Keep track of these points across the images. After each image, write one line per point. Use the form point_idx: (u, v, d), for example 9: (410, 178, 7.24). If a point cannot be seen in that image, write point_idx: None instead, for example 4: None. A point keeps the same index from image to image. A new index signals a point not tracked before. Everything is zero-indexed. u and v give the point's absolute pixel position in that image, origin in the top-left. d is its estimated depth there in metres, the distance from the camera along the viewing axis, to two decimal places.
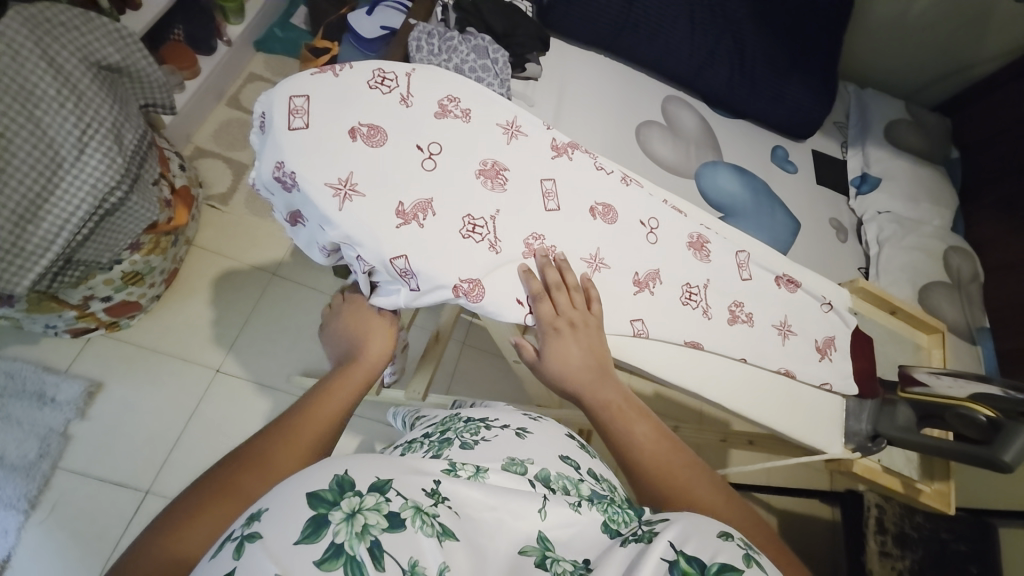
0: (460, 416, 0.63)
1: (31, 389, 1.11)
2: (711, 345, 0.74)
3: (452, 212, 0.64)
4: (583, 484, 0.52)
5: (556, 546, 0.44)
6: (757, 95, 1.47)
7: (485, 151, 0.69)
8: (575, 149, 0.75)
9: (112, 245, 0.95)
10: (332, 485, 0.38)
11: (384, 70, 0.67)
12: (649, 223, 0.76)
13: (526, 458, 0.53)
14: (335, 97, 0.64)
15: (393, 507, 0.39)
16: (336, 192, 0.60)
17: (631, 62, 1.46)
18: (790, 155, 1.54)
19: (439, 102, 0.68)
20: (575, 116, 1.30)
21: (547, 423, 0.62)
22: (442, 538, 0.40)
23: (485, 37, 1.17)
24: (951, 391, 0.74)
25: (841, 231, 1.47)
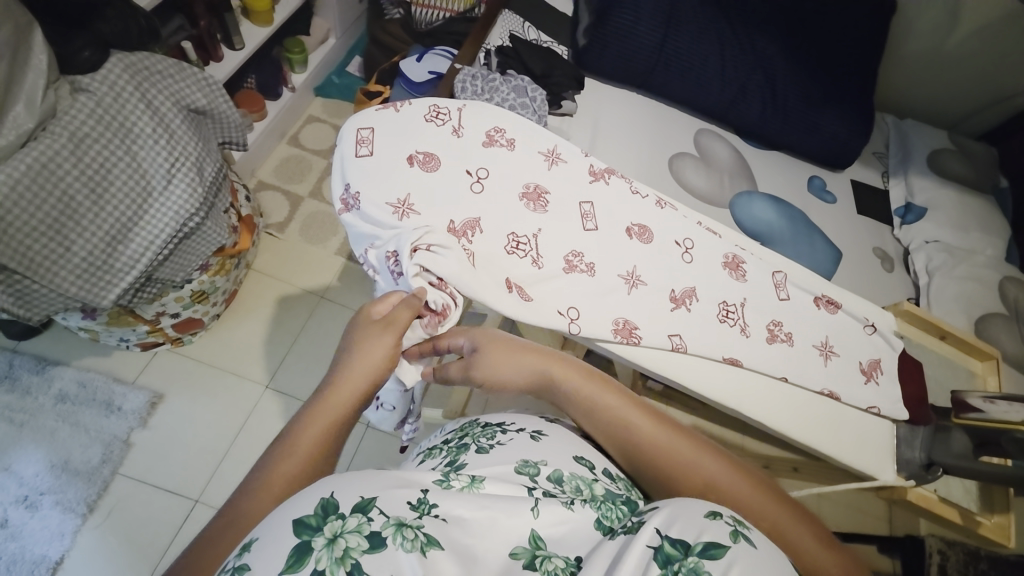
0: (477, 423, 0.68)
1: (100, 398, 1.20)
2: (750, 362, 0.74)
3: (497, 231, 0.69)
4: (596, 483, 0.57)
5: (547, 544, 0.49)
6: (789, 126, 1.49)
7: (528, 175, 0.74)
8: (612, 174, 0.79)
9: (186, 265, 1.05)
10: (316, 510, 0.42)
11: (439, 105, 0.74)
12: (684, 243, 0.78)
13: (538, 459, 0.58)
14: (395, 129, 0.71)
15: (372, 526, 0.42)
16: (396, 211, 0.66)
17: (663, 98, 1.52)
18: (827, 185, 1.54)
19: (487, 133, 0.75)
20: (609, 148, 1.36)
21: (561, 426, 0.67)
22: (426, 548, 0.43)
23: (525, 78, 1.26)
24: (1008, 415, 0.69)
25: (885, 259, 1.44)
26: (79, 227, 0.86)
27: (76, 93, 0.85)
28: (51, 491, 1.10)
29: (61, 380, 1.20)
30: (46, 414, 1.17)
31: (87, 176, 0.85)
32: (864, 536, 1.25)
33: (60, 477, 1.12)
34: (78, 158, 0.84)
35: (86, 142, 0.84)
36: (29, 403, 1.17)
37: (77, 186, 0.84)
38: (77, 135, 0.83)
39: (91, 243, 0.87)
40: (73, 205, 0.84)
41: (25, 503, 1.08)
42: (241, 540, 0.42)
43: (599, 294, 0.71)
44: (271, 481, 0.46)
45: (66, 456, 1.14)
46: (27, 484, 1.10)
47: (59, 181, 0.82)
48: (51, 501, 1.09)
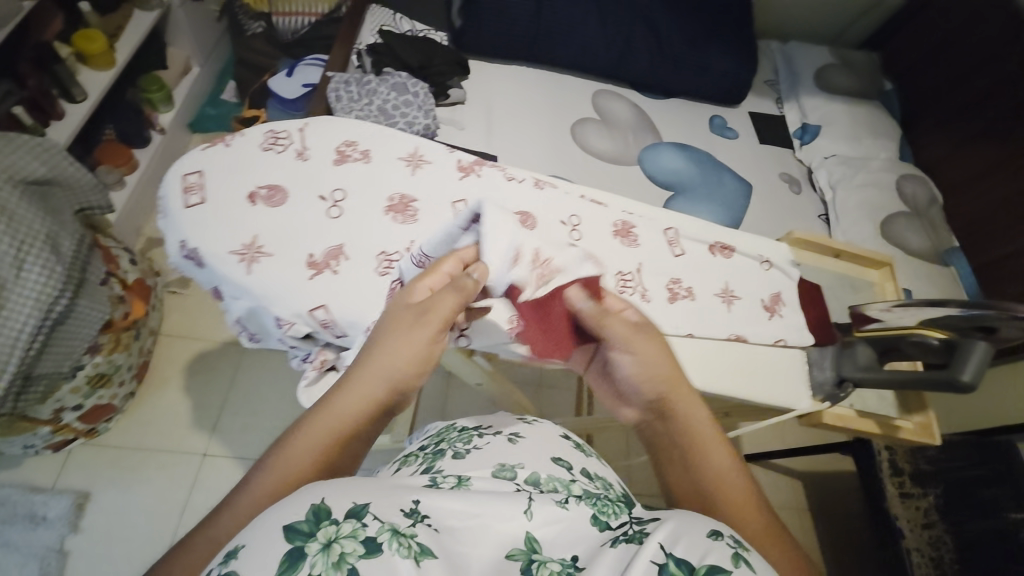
0: (454, 428, 0.80)
1: (21, 512, 1.09)
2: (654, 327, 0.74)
3: (367, 253, 0.64)
4: (574, 483, 0.66)
5: (543, 547, 0.47)
6: (680, 72, 1.51)
7: (392, 185, 0.68)
8: (484, 165, 0.74)
9: (70, 352, 0.94)
10: (308, 516, 0.40)
11: (276, 130, 0.69)
12: (571, 222, 0.75)
13: (516, 463, 0.68)
14: (229, 166, 0.66)
15: (368, 533, 0.40)
16: (244, 258, 0.61)
17: (551, 66, 1.49)
18: (728, 123, 1.57)
19: (337, 149, 0.69)
20: (507, 130, 1.33)
21: (536, 428, 0.79)
22: (420, 557, 0.41)
23: (403, 74, 1.19)
24: (903, 321, 0.73)
25: (792, 183, 1.51)
26: None
27: None
28: None
29: None
30: None
31: None
32: (821, 446, 1.32)
33: None
34: None
35: None
36: None
37: None
38: None
39: None
40: None
41: None
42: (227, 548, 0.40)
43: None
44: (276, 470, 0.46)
45: None
46: None
47: None
48: None
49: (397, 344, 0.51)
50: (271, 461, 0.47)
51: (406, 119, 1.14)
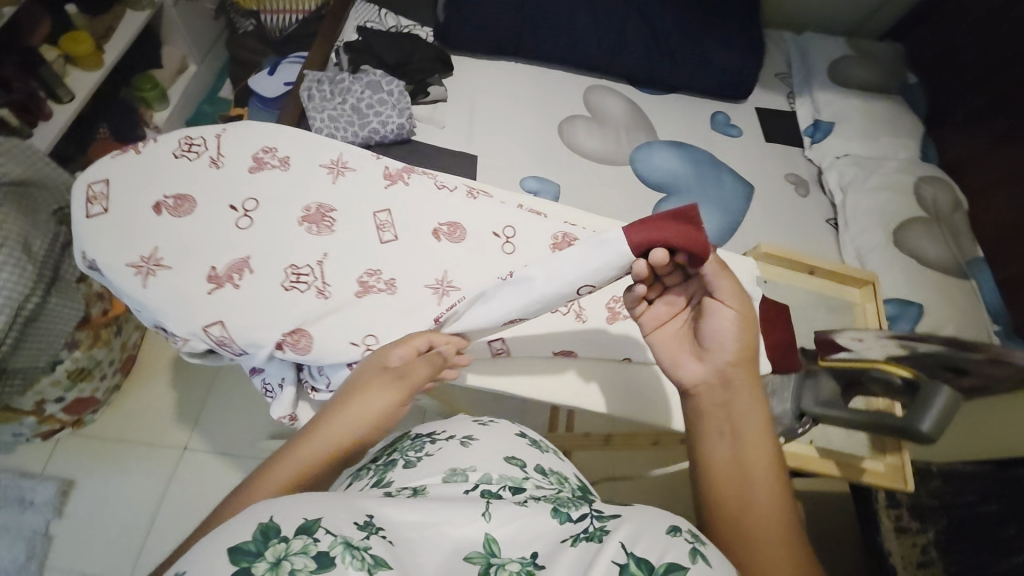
0: (407, 435, 0.66)
1: (9, 496, 1.13)
2: None
3: (277, 265, 0.64)
4: (528, 481, 0.56)
5: (502, 548, 0.44)
6: (679, 66, 1.43)
7: (308, 195, 0.67)
8: (412, 172, 0.72)
9: (46, 349, 0.96)
10: (256, 535, 0.38)
11: (191, 137, 0.69)
12: (505, 233, 0.70)
13: (467, 467, 0.57)
14: (137, 174, 0.66)
15: (322, 547, 0.38)
16: (142, 271, 0.61)
17: (541, 61, 1.43)
18: (732, 119, 1.48)
19: (254, 156, 0.69)
20: (489, 127, 1.27)
21: (496, 425, 0.66)
22: (374, 569, 0.38)
23: (378, 72, 1.17)
24: (871, 353, 0.73)
25: (799, 185, 1.40)
26: None
27: None
28: None
29: None
30: None
31: None
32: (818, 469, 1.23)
33: None
34: None
35: None
36: None
37: None
38: None
39: None
40: None
41: None
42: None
43: (404, 314, 0.65)
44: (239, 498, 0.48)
45: None
46: None
47: None
48: None
49: (366, 399, 0.55)
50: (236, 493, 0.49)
51: (379, 118, 1.11)
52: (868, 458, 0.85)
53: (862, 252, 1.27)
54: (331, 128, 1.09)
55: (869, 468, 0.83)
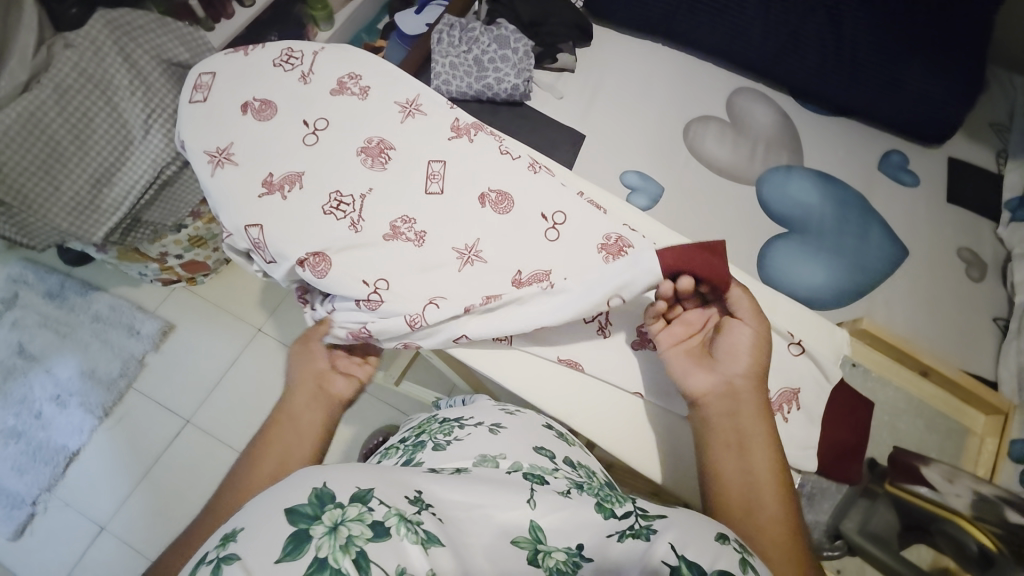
0: (435, 419, 0.66)
1: (123, 322, 1.40)
2: (591, 367, 0.69)
3: (325, 185, 0.68)
4: (557, 471, 0.54)
5: (548, 536, 0.44)
6: (859, 85, 1.18)
7: (374, 129, 0.72)
8: (480, 131, 0.74)
9: (175, 211, 1.13)
10: (311, 498, 0.39)
11: (292, 50, 0.76)
12: (552, 217, 0.70)
13: (497, 453, 0.55)
14: (237, 73, 0.75)
15: (376, 516, 0.39)
16: (212, 159, 0.70)
17: (689, 49, 1.28)
18: (909, 164, 1.20)
19: (339, 80, 0.75)
20: (609, 108, 1.18)
21: (523, 417, 0.64)
22: (428, 545, 0.40)
23: (510, 27, 1.16)
24: (954, 502, 0.63)
25: (973, 266, 1.11)
26: (67, 169, 0.95)
27: (65, 48, 0.94)
28: (79, 394, 1.32)
29: (97, 302, 1.41)
30: (84, 328, 1.39)
31: (71, 122, 0.94)
32: None
33: (87, 382, 1.33)
34: (62, 107, 0.93)
35: (70, 93, 0.93)
36: (73, 319, 1.40)
37: (61, 131, 0.93)
38: (61, 86, 0.92)
39: (77, 184, 0.96)
40: (59, 149, 0.94)
41: (58, 399, 1.32)
42: (221, 531, 0.39)
43: (423, 269, 0.66)
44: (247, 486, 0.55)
45: (94, 365, 1.35)
46: (60, 385, 1.33)
47: (45, 125, 0.92)
48: (78, 401, 1.32)
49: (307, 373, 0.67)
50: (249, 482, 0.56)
51: (496, 75, 1.10)
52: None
53: None
54: (449, 74, 1.10)
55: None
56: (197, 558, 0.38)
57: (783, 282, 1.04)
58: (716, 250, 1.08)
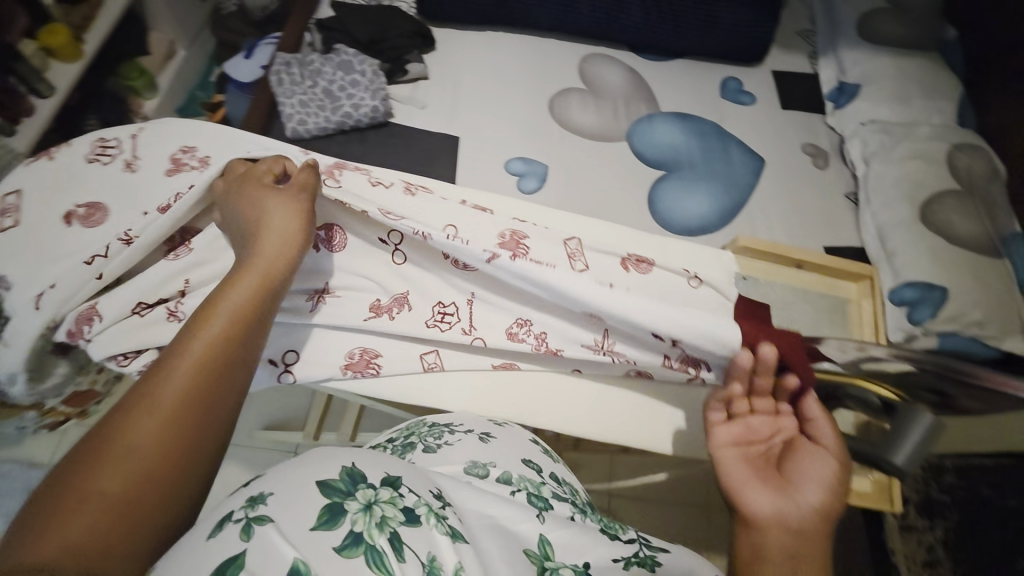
0: (425, 422, 0.64)
1: (19, 487, 1.20)
2: (523, 363, 0.76)
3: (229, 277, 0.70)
4: (544, 486, 0.54)
5: (555, 552, 0.45)
6: (683, 28, 1.30)
7: None
8: (344, 170, 0.76)
9: None
10: (343, 475, 0.41)
11: (106, 140, 0.75)
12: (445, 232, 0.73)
13: (488, 460, 0.55)
14: (53, 182, 0.72)
15: (407, 502, 0.41)
16: (126, 241, 0.69)
17: (530, 29, 1.33)
18: (744, 84, 1.34)
19: (172, 157, 0.75)
20: (476, 104, 1.20)
21: (511, 429, 0.64)
22: (454, 540, 0.42)
23: (351, 51, 1.12)
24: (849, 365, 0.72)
25: (818, 156, 1.27)
26: None
27: None
28: None
29: None
30: None
31: None
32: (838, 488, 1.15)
33: None
34: None
35: None
36: None
37: None
38: None
39: None
40: None
41: None
42: (251, 492, 0.40)
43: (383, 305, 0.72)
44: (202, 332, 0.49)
45: None
46: None
47: None
48: None
49: (263, 210, 0.61)
50: (200, 330, 0.49)
51: (352, 101, 1.07)
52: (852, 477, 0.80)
53: (883, 229, 1.13)
54: (302, 113, 1.05)
55: (852, 488, 0.80)
56: (223, 515, 0.38)
57: (675, 221, 1.13)
58: (612, 209, 1.14)
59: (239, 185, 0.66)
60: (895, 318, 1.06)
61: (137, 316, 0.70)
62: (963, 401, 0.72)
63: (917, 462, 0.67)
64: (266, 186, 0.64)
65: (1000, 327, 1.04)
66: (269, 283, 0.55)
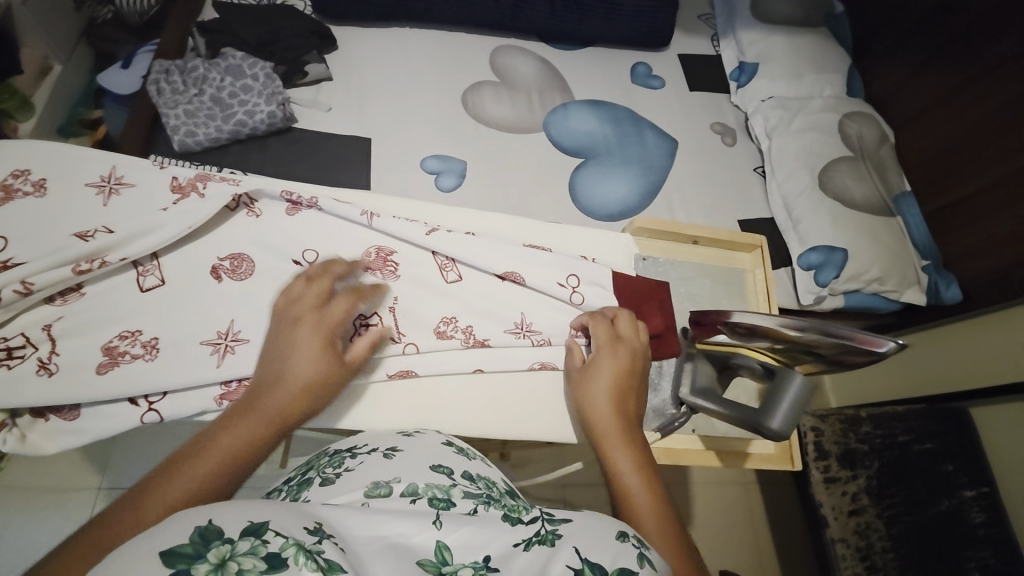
0: (325, 451, 0.60)
1: None
2: (423, 369, 0.72)
3: (107, 316, 0.67)
4: (455, 487, 0.50)
5: (454, 555, 0.39)
6: (588, 17, 1.32)
7: (81, 221, 0.67)
8: (207, 181, 0.73)
9: None
10: (191, 538, 0.31)
11: None
12: (305, 258, 0.74)
13: (391, 477, 0.51)
14: None
15: (272, 548, 0.32)
16: (22, 288, 0.62)
17: (437, 24, 1.30)
18: (653, 69, 1.38)
19: (2, 184, 0.67)
20: (385, 104, 1.15)
21: (422, 437, 0.62)
22: (330, 574, 0.32)
23: (240, 54, 1.04)
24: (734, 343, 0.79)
25: (726, 134, 1.33)
26: None
27: None
28: None
29: None
30: None
31: None
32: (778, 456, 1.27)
33: None
34: None
35: None
36: None
37: None
38: None
39: None
40: None
41: None
42: None
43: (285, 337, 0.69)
44: (209, 455, 0.48)
45: None
46: None
47: None
48: None
49: (296, 345, 0.58)
50: (208, 454, 0.49)
51: (244, 108, 0.99)
52: (756, 441, 0.84)
53: (789, 199, 1.20)
54: (189, 124, 0.97)
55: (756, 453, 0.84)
56: None
57: (596, 208, 1.14)
58: (535, 200, 1.13)
59: (280, 311, 0.62)
60: (804, 282, 1.12)
61: (2, 367, 0.62)
62: (843, 357, 0.70)
63: (792, 425, 0.70)
64: (309, 314, 0.61)
65: (897, 280, 1.13)
66: (260, 441, 0.52)
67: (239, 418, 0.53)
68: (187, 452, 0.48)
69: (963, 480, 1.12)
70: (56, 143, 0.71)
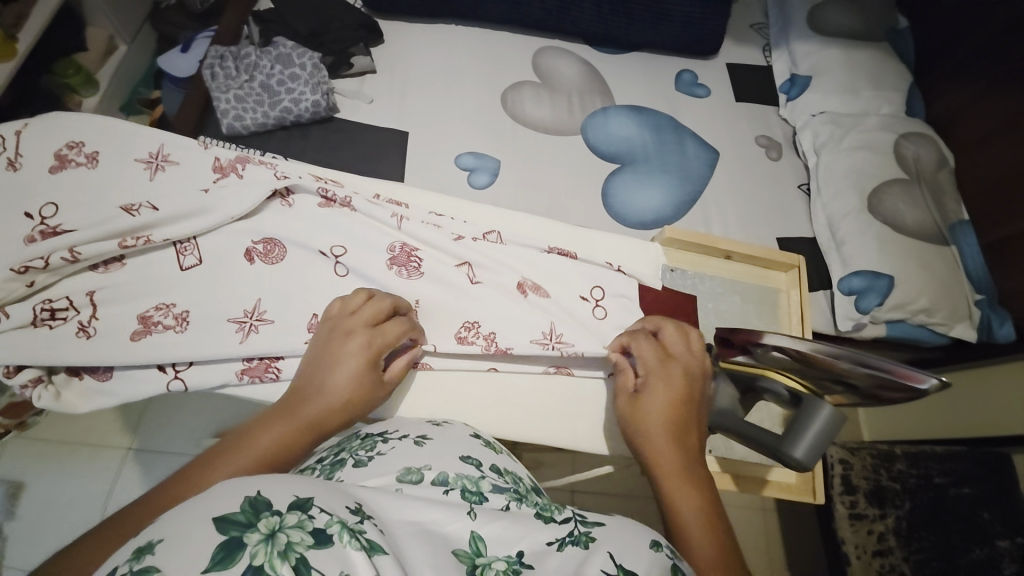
0: (357, 434, 0.58)
1: None
2: (439, 363, 0.73)
3: (146, 287, 0.70)
4: (484, 480, 0.49)
5: (488, 546, 0.40)
6: (635, 21, 1.29)
7: (126, 194, 0.71)
8: (246, 163, 0.76)
9: None
10: (243, 506, 0.32)
11: None
12: (332, 252, 0.75)
13: (423, 465, 0.50)
14: None
15: (317, 524, 0.33)
16: (69, 256, 0.66)
17: (481, 22, 1.30)
18: (699, 77, 1.34)
19: (58, 154, 0.71)
20: (426, 98, 1.17)
21: (450, 428, 0.60)
22: (371, 554, 0.33)
23: (290, 43, 1.07)
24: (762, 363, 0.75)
25: (771, 148, 1.28)
26: None
27: None
28: None
29: None
30: None
31: None
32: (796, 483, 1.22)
33: None
34: None
35: None
36: None
37: None
38: None
39: None
40: None
41: None
42: (135, 541, 0.32)
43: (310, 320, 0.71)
44: (243, 452, 0.51)
45: None
46: None
47: None
48: None
49: (339, 360, 0.61)
50: (242, 451, 0.51)
51: (291, 95, 1.02)
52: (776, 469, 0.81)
53: (834, 219, 1.14)
54: (238, 108, 1.01)
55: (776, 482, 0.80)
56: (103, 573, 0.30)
57: (629, 215, 1.12)
58: (566, 203, 1.12)
59: (330, 325, 0.65)
60: (844, 307, 1.07)
61: (44, 326, 0.66)
62: (884, 392, 0.65)
63: (816, 456, 0.67)
64: (355, 330, 0.63)
65: (948, 313, 1.07)
66: (295, 441, 0.54)
67: (275, 420, 0.55)
68: (225, 447, 0.51)
69: (998, 529, 1.04)
70: (111, 118, 0.75)
